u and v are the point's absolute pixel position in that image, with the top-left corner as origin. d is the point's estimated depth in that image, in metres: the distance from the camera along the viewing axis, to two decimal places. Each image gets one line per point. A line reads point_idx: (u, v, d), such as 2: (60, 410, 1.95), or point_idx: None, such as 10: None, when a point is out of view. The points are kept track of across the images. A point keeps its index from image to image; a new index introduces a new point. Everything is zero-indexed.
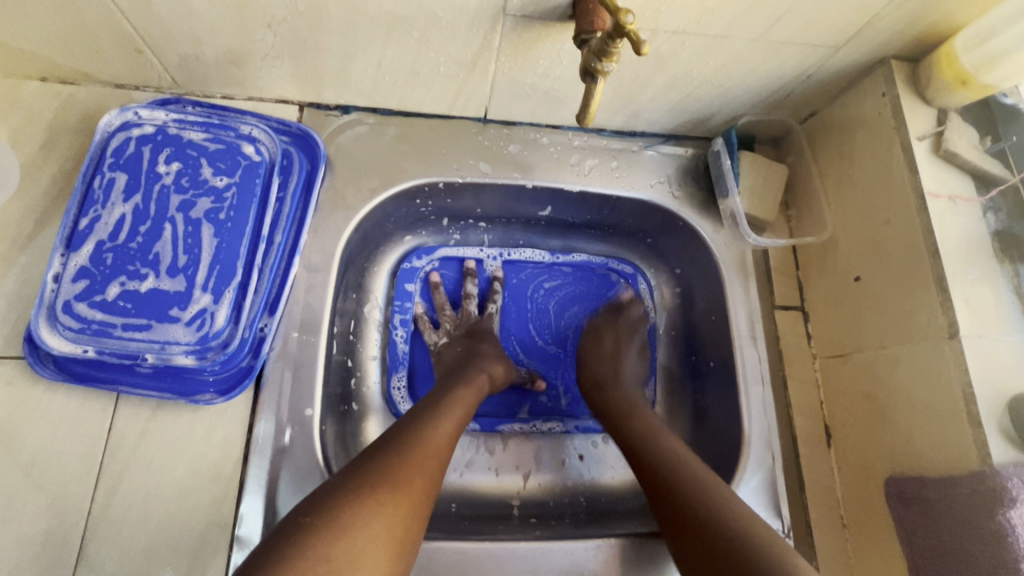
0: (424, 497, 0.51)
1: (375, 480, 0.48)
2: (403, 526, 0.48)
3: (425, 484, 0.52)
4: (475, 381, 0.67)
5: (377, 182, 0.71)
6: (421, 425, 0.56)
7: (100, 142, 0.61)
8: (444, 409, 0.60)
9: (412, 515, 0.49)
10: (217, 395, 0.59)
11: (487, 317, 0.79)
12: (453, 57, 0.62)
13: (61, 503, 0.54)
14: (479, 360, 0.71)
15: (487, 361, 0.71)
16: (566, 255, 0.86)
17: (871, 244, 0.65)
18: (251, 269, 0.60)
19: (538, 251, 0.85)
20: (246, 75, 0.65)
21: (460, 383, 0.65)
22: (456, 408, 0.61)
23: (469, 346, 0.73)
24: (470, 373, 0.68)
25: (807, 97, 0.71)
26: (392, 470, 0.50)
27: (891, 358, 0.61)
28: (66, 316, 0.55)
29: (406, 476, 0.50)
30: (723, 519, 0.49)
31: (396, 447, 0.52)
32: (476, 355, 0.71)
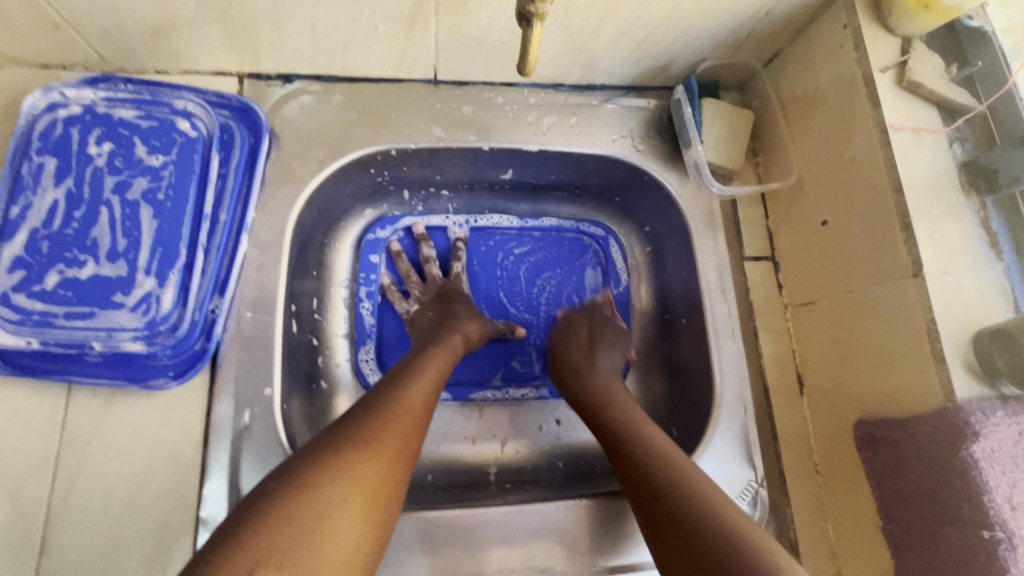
0: (402, 455, 0.50)
1: (342, 440, 0.47)
2: (376, 484, 0.46)
3: (401, 441, 0.50)
4: (448, 342, 0.65)
5: (325, 154, 0.68)
6: (392, 388, 0.55)
7: (25, 126, 0.59)
8: (417, 371, 0.58)
9: (385, 474, 0.47)
10: (172, 379, 0.57)
11: (453, 277, 0.77)
12: (389, 13, 0.59)
13: (20, 496, 0.53)
14: (454, 322, 0.69)
15: (460, 321, 0.69)
16: (535, 220, 0.83)
17: (838, 186, 0.62)
18: (195, 249, 0.58)
19: (506, 217, 0.83)
20: (177, 47, 0.62)
21: (433, 344, 0.64)
22: (432, 369, 0.59)
23: (441, 309, 0.72)
24: (442, 334, 0.66)
25: (769, 36, 0.68)
26: (361, 432, 0.48)
27: (859, 300, 0.60)
28: (4, 308, 0.54)
29: (377, 435, 0.48)
30: (674, 486, 0.50)
31: (367, 409, 0.51)
32: (450, 317, 0.70)
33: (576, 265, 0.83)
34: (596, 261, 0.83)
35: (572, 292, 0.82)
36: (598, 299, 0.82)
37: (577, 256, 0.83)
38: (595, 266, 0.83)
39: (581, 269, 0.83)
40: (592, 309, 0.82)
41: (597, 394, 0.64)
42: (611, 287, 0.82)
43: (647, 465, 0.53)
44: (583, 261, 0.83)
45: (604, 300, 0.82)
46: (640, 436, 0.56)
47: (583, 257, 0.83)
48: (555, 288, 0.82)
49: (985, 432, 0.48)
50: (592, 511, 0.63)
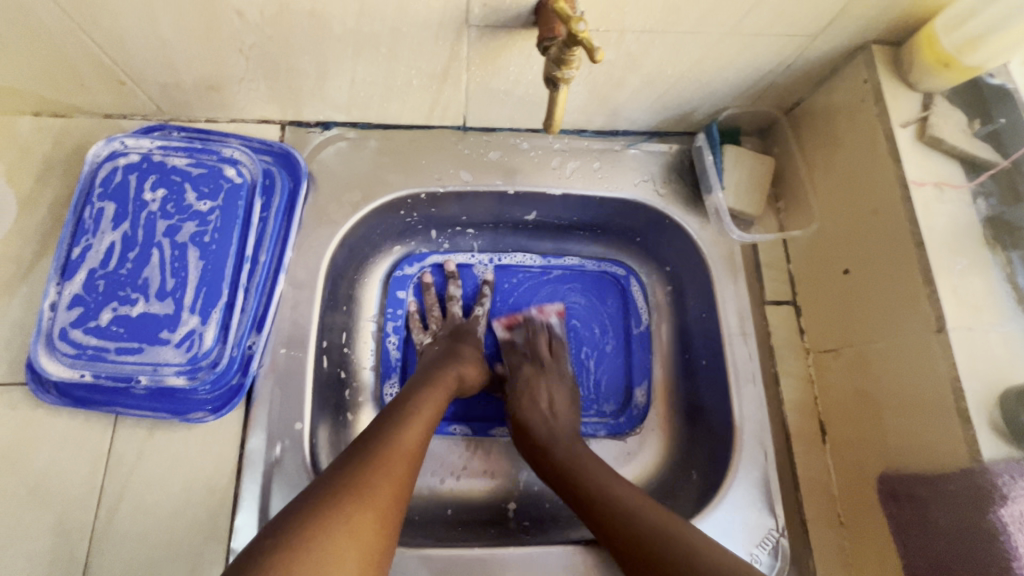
0: (396, 503, 0.49)
1: (337, 492, 0.47)
2: (372, 536, 0.46)
3: (393, 491, 0.49)
4: (443, 381, 0.66)
5: (358, 197, 0.72)
6: (386, 431, 0.54)
7: (89, 172, 0.64)
8: (411, 412, 0.58)
9: (381, 525, 0.47)
10: (210, 412, 0.61)
11: (473, 320, 0.79)
12: (423, 69, 0.63)
13: (67, 520, 0.57)
14: (454, 362, 0.70)
15: (461, 361, 0.70)
16: (558, 259, 0.86)
17: (860, 236, 0.63)
18: (236, 289, 0.62)
19: (529, 255, 0.85)
20: (227, 99, 0.67)
21: (428, 384, 0.64)
22: (425, 411, 0.59)
23: (448, 345, 0.73)
24: (438, 372, 0.67)
25: (789, 87, 0.70)
26: (358, 480, 0.48)
27: (882, 352, 0.59)
28: (62, 343, 0.58)
29: (373, 485, 0.48)
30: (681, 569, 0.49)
31: (363, 455, 0.51)
32: (453, 355, 0.71)
33: (597, 304, 0.84)
34: (617, 301, 0.84)
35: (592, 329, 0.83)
36: (619, 338, 0.83)
37: (599, 295, 0.85)
38: (616, 306, 0.84)
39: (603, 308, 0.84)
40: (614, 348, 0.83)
41: (563, 458, 0.64)
42: (632, 326, 0.83)
43: (610, 503, 0.57)
44: (604, 301, 0.84)
45: (625, 338, 0.83)
46: (584, 474, 0.61)
47: (604, 296, 0.85)
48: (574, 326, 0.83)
49: (1014, 496, 0.48)
50: (610, 555, 0.64)
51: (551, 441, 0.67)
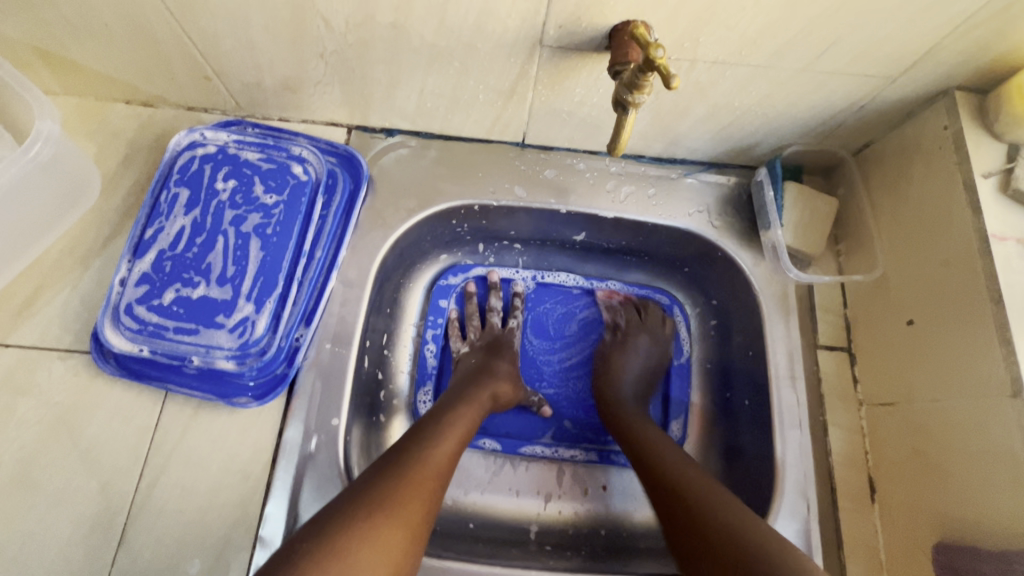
0: (425, 517, 0.49)
1: (365, 501, 0.47)
2: (400, 544, 0.46)
3: (423, 502, 0.49)
4: (477, 400, 0.65)
5: (414, 204, 0.73)
6: (417, 444, 0.54)
7: (169, 159, 0.68)
8: (442, 425, 0.58)
9: (411, 535, 0.47)
10: (253, 399, 0.62)
11: (509, 331, 0.79)
12: (492, 85, 0.64)
13: (110, 488, 0.59)
14: (489, 377, 0.70)
15: (496, 377, 0.70)
16: (601, 282, 0.85)
17: (927, 286, 0.60)
18: (291, 282, 0.64)
19: (571, 276, 0.85)
20: (301, 100, 0.70)
21: (462, 401, 0.64)
22: (456, 424, 0.59)
23: (483, 359, 0.74)
24: (472, 390, 0.67)
25: (861, 128, 0.68)
26: (390, 490, 0.48)
27: (946, 411, 0.56)
28: (127, 317, 0.61)
29: (403, 494, 0.48)
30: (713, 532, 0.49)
31: (395, 463, 0.51)
32: (486, 370, 0.71)
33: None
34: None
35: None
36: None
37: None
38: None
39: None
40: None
41: (629, 423, 0.68)
42: (672, 358, 0.81)
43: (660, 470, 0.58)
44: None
45: (664, 370, 0.81)
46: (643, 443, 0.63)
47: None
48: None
49: None
50: None
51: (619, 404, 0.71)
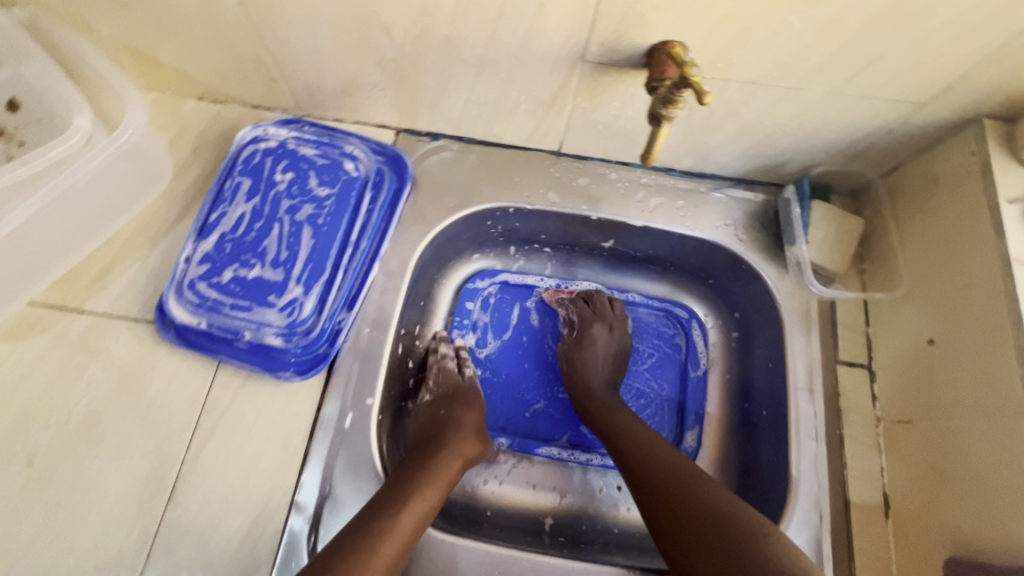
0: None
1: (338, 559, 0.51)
2: None
3: (388, 562, 0.53)
4: (449, 466, 0.63)
5: (453, 203, 0.78)
6: (392, 500, 0.57)
7: (234, 151, 0.74)
8: (395, 518, 0.55)
9: None
10: (295, 374, 0.67)
11: (467, 377, 0.76)
12: (534, 96, 0.68)
13: (164, 447, 0.64)
14: (452, 438, 0.66)
15: (463, 437, 0.67)
16: (622, 293, 0.87)
17: (949, 307, 0.63)
18: (337, 268, 0.69)
19: (593, 283, 0.88)
20: (356, 103, 0.76)
21: (436, 460, 0.63)
22: (417, 501, 0.57)
23: (443, 411, 0.70)
24: (439, 453, 0.64)
25: (890, 150, 0.70)
26: (357, 550, 0.52)
27: (965, 428, 0.58)
28: (190, 292, 0.67)
29: (369, 553, 0.52)
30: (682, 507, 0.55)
31: (367, 521, 0.54)
32: (452, 427, 0.68)
33: (656, 344, 0.85)
34: (678, 343, 0.85)
35: (649, 368, 0.84)
36: (675, 380, 0.83)
37: (659, 335, 0.85)
38: (675, 350, 0.84)
39: (661, 349, 0.85)
40: (669, 389, 0.82)
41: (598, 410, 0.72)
42: (689, 370, 0.83)
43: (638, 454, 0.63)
44: (663, 342, 0.85)
45: (680, 380, 0.83)
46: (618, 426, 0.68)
47: (665, 338, 0.85)
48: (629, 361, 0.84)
49: None
50: None
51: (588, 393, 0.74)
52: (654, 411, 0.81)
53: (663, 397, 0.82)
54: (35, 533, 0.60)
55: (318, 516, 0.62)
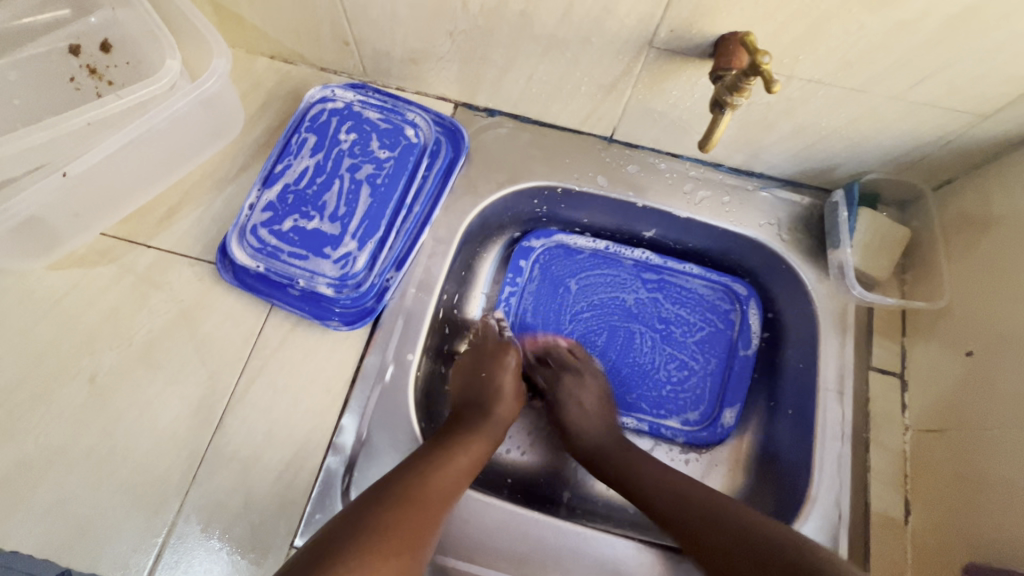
0: (429, 520, 0.54)
1: (386, 497, 0.53)
2: (405, 536, 0.51)
3: (431, 508, 0.55)
4: (486, 431, 0.66)
5: (504, 177, 0.80)
6: (435, 452, 0.60)
7: (303, 109, 0.77)
8: (444, 461, 0.59)
9: (416, 531, 0.52)
10: (342, 323, 0.70)
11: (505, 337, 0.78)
12: (596, 79, 0.70)
13: (214, 379, 0.68)
14: (488, 401, 0.70)
15: (498, 403, 0.70)
16: (680, 264, 0.84)
17: (991, 321, 0.63)
18: (390, 228, 0.73)
19: (646, 252, 0.85)
20: (421, 73, 0.78)
21: (475, 427, 0.66)
22: (458, 457, 0.60)
23: (473, 370, 0.73)
24: (478, 419, 0.67)
25: (944, 163, 0.70)
26: (404, 490, 0.54)
27: (995, 439, 0.59)
28: (251, 236, 0.70)
29: (416, 495, 0.54)
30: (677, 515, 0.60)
31: (413, 468, 0.57)
32: (489, 390, 0.71)
33: (710, 318, 0.82)
34: (733, 319, 0.82)
35: (696, 342, 0.81)
36: (722, 356, 0.81)
37: (713, 310, 0.82)
38: (728, 326, 0.82)
39: (715, 323, 0.82)
40: (714, 366, 0.80)
41: (604, 459, 0.69)
42: (739, 349, 0.80)
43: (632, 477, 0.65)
44: (718, 317, 0.82)
45: (727, 358, 0.80)
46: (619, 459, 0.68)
47: (720, 312, 0.82)
48: (677, 331, 0.82)
49: None
50: (664, 561, 0.65)
51: (596, 448, 0.71)
52: (697, 384, 0.80)
53: (708, 372, 0.80)
54: (92, 445, 0.64)
55: (353, 460, 0.65)
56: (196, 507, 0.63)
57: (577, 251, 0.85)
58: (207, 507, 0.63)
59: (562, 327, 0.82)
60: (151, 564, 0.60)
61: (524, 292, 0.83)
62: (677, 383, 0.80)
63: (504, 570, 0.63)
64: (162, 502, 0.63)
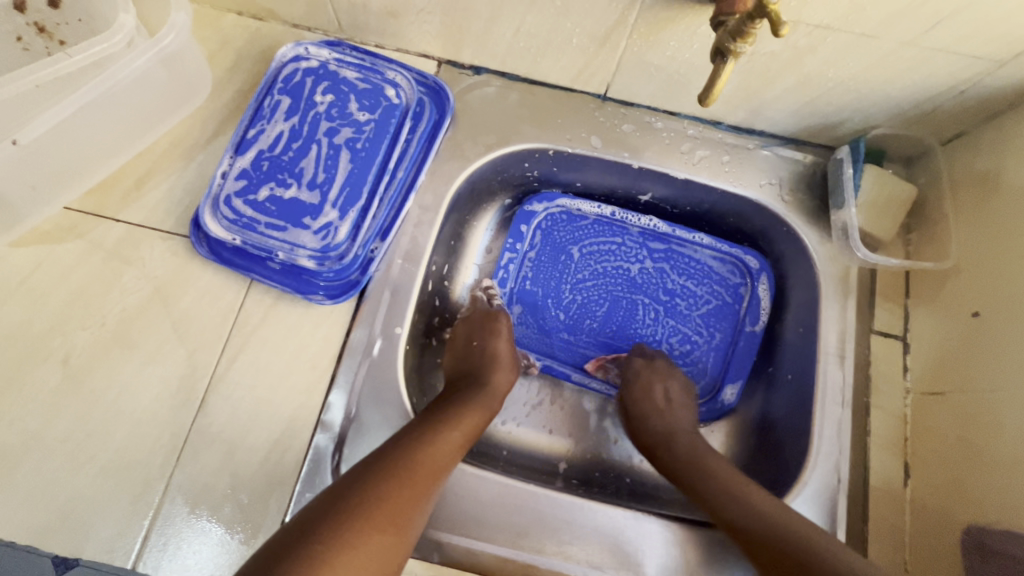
0: (419, 498, 0.52)
1: (371, 474, 0.51)
2: (393, 515, 0.49)
3: (421, 485, 0.52)
4: (481, 403, 0.64)
5: (493, 140, 0.76)
6: (427, 427, 0.58)
7: (274, 68, 0.72)
8: (435, 435, 0.57)
9: (404, 509, 0.50)
10: (326, 297, 0.67)
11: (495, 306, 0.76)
12: (588, 30, 0.65)
13: (195, 357, 0.65)
14: (484, 370, 0.68)
15: (494, 371, 0.68)
16: (686, 233, 0.81)
17: (1000, 281, 0.61)
18: (373, 196, 0.69)
19: (653, 219, 0.81)
20: (400, 28, 0.73)
21: (470, 398, 0.64)
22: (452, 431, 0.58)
23: (469, 341, 0.71)
24: (472, 390, 0.65)
25: (956, 116, 0.67)
26: (392, 466, 0.52)
27: (1000, 401, 0.57)
28: (225, 207, 0.66)
29: (405, 473, 0.52)
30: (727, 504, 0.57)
31: (403, 443, 0.55)
32: (484, 359, 0.69)
33: (717, 290, 0.80)
34: (741, 293, 0.79)
35: (702, 315, 0.79)
36: (726, 331, 0.78)
37: (721, 282, 0.80)
38: (735, 299, 0.79)
39: (721, 296, 0.79)
40: (717, 339, 0.78)
41: (683, 454, 0.64)
42: (745, 324, 0.78)
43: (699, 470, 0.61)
44: (725, 289, 0.79)
45: (733, 333, 0.78)
46: (701, 461, 0.62)
47: (728, 285, 0.79)
48: (682, 304, 0.80)
49: None
50: (661, 530, 0.65)
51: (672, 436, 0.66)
52: (698, 356, 0.78)
53: (710, 346, 0.78)
54: (70, 430, 0.62)
55: (343, 436, 0.63)
56: (182, 489, 0.61)
57: (580, 217, 0.82)
58: (193, 488, 0.61)
59: (563, 294, 0.80)
60: (138, 548, 0.59)
61: (524, 259, 0.80)
62: (678, 356, 0.78)
63: (499, 543, 0.62)
64: (147, 484, 0.61)
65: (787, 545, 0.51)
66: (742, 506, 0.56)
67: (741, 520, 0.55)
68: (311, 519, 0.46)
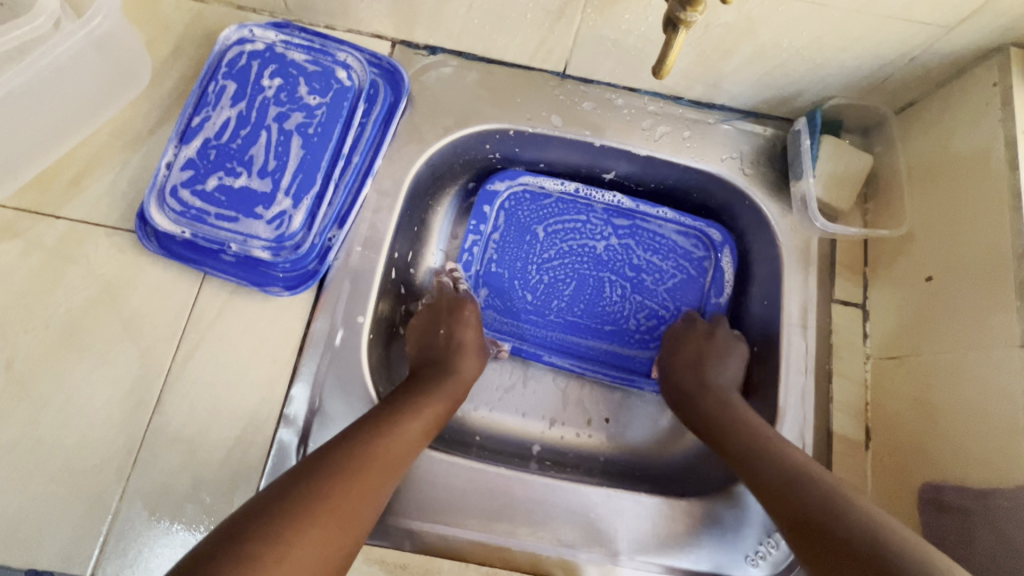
0: (370, 494, 0.51)
1: (323, 467, 0.50)
2: (341, 512, 0.48)
3: (374, 480, 0.52)
4: (442, 394, 0.63)
5: (451, 122, 0.74)
6: (385, 418, 0.56)
7: (218, 53, 0.69)
8: (393, 428, 0.56)
9: (354, 506, 0.49)
10: (284, 289, 0.65)
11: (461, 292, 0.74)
12: (541, 5, 0.64)
13: (148, 356, 0.63)
14: (448, 359, 0.67)
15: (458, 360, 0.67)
16: (651, 208, 0.80)
17: (952, 245, 0.62)
18: (328, 182, 0.66)
19: (618, 195, 0.81)
20: (350, 7, 0.70)
21: (432, 388, 0.63)
22: (411, 425, 0.57)
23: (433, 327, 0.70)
24: (434, 380, 0.64)
25: (908, 83, 0.68)
26: (345, 461, 0.51)
27: (954, 362, 0.59)
28: (172, 199, 0.64)
29: (357, 467, 0.51)
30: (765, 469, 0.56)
31: (359, 435, 0.54)
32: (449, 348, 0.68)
33: (682, 265, 0.79)
34: (705, 267, 0.79)
35: (668, 290, 0.79)
36: (692, 304, 0.79)
37: (686, 257, 0.80)
38: (700, 273, 0.79)
39: (686, 271, 0.79)
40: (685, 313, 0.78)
41: (712, 407, 0.65)
42: (710, 297, 0.78)
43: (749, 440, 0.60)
44: (690, 263, 0.79)
45: (698, 306, 0.79)
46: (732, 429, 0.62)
47: (693, 260, 0.79)
48: (648, 279, 0.79)
49: None
50: (630, 504, 0.65)
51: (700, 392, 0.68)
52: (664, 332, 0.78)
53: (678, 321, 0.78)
54: (17, 438, 0.59)
55: (308, 429, 0.62)
56: (141, 492, 0.59)
57: (544, 196, 0.81)
58: (152, 491, 0.59)
59: (529, 275, 0.79)
60: (97, 554, 0.57)
61: (488, 241, 0.79)
62: (646, 333, 0.78)
63: (470, 527, 0.62)
64: (104, 489, 0.59)
65: (806, 496, 0.51)
66: (768, 462, 0.56)
67: (766, 473, 0.56)
68: (257, 513, 0.45)
